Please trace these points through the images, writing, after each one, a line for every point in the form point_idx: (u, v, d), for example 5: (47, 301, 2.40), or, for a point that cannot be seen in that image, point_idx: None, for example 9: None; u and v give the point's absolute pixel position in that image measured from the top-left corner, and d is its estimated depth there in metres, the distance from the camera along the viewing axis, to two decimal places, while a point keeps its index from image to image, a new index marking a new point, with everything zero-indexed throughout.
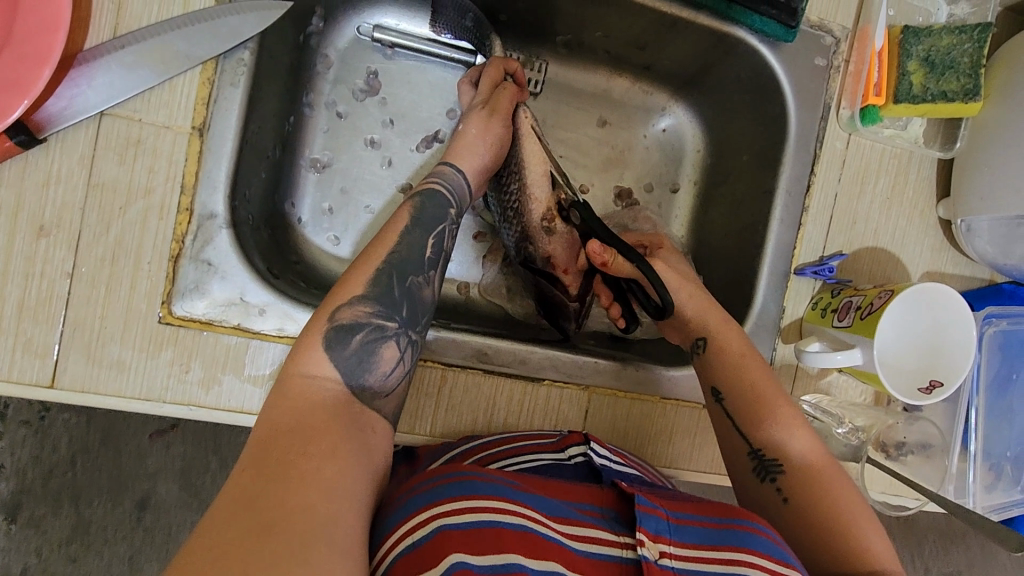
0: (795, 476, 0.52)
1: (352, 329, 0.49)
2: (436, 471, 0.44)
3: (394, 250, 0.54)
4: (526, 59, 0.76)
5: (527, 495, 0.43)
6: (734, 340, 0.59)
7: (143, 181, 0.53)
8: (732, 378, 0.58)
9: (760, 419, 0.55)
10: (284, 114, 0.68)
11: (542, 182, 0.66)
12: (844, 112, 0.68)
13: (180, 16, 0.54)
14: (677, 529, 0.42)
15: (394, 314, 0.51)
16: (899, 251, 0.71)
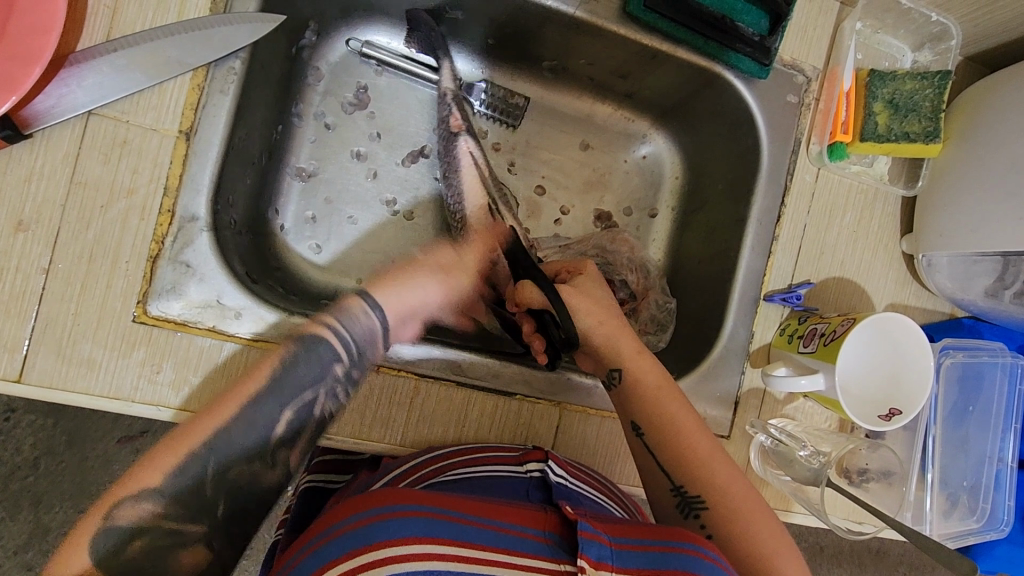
0: (716, 511, 0.55)
1: (294, 359, 0.52)
2: (360, 509, 0.45)
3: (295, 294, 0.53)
4: (510, 91, 0.79)
5: (456, 527, 0.43)
6: (649, 373, 0.59)
7: (126, 181, 0.54)
8: (651, 414, 0.58)
9: (681, 456, 0.57)
10: (272, 124, 0.69)
11: (479, 216, 0.69)
12: (813, 147, 0.71)
13: (173, 24, 0.55)
14: (618, 554, 0.43)
15: (340, 354, 0.53)
16: (864, 282, 0.74)
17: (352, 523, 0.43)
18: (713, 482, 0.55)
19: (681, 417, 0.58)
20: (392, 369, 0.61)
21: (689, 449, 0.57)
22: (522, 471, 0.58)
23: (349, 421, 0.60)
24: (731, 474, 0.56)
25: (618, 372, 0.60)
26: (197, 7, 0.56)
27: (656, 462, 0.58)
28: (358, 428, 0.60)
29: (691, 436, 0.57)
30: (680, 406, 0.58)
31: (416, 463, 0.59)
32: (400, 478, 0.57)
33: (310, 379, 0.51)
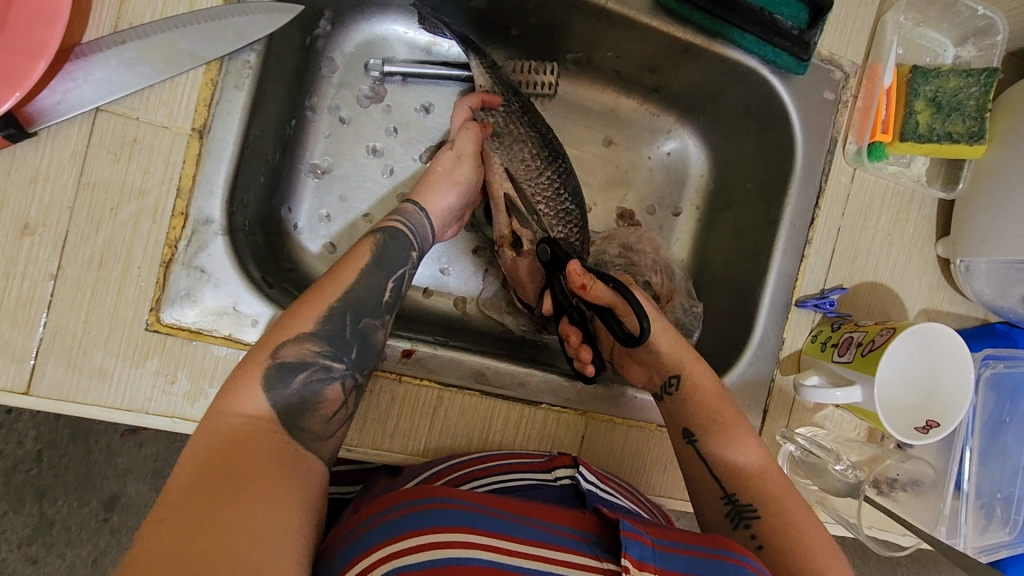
0: (768, 522, 0.52)
1: (296, 369, 0.48)
2: (407, 495, 0.46)
3: (351, 289, 0.54)
4: (537, 63, 0.73)
5: (499, 523, 0.44)
6: (706, 379, 0.60)
7: (137, 183, 0.51)
8: (703, 420, 0.58)
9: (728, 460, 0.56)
10: (286, 119, 0.66)
11: (500, 211, 0.68)
12: (850, 146, 0.69)
13: (185, 14, 0.51)
14: (663, 556, 0.42)
15: (343, 356, 0.51)
16: (897, 286, 0.72)
17: (398, 509, 0.44)
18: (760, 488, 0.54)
19: (730, 421, 0.58)
20: (414, 378, 0.59)
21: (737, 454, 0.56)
22: (552, 478, 0.57)
23: (370, 431, 0.58)
24: (778, 481, 0.55)
25: (674, 375, 0.60)
26: None
27: (706, 466, 0.56)
28: (379, 438, 0.58)
29: (740, 441, 0.57)
30: (733, 414, 0.58)
31: (441, 469, 0.56)
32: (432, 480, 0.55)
33: (401, 256, 0.58)
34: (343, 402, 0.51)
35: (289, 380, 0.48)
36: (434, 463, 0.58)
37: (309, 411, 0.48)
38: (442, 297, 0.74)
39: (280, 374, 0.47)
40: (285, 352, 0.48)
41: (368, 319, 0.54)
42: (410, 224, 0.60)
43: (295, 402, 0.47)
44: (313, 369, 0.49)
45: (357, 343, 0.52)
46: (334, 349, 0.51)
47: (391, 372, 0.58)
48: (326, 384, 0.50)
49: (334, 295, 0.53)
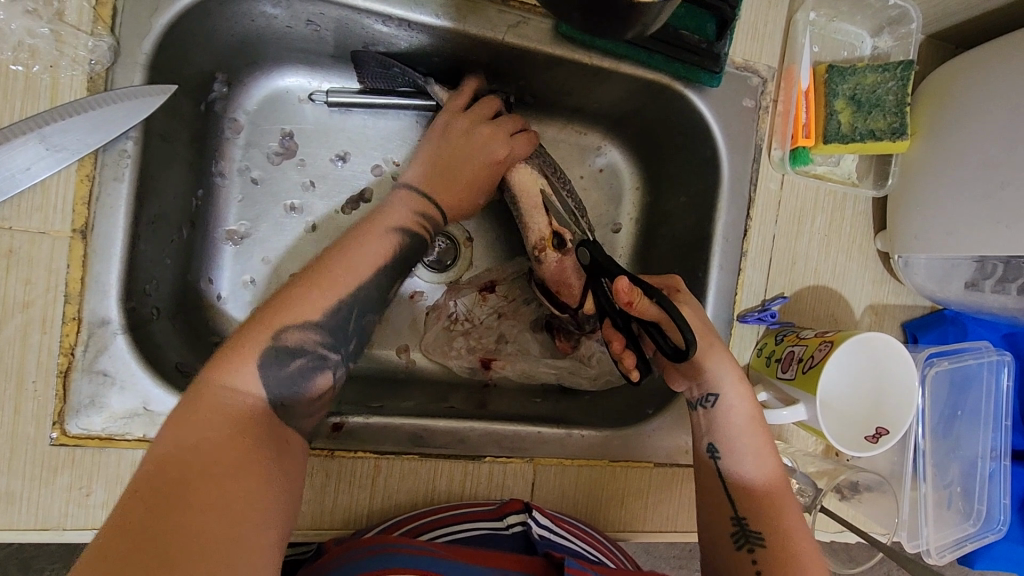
0: (774, 550, 0.51)
1: (293, 355, 0.48)
2: (368, 541, 0.50)
3: (361, 285, 0.53)
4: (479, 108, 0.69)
5: (446, 564, 0.47)
6: (745, 401, 0.57)
7: (20, 294, 0.48)
8: (729, 439, 0.56)
9: (746, 486, 0.54)
10: (190, 192, 0.63)
11: (538, 214, 0.66)
12: (775, 153, 0.67)
13: (47, 112, 0.48)
14: None
15: (338, 347, 0.51)
16: (841, 286, 0.70)
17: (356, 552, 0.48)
18: (771, 519, 0.52)
19: (757, 445, 0.56)
20: (348, 452, 0.57)
21: (760, 482, 0.54)
22: (504, 527, 0.56)
23: (307, 511, 0.56)
24: (791, 512, 0.53)
25: (713, 388, 0.57)
26: (73, 88, 0.50)
27: (723, 488, 0.55)
28: (318, 517, 0.56)
29: (766, 467, 0.55)
30: (765, 439, 0.56)
31: (386, 527, 0.55)
32: (390, 529, 0.55)
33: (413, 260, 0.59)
34: (332, 386, 0.51)
35: (286, 364, 0.47)
36: (381, 526, 0.56)
37: (300, 399, 0.48)
38: (383, 348, 0.74)
39: (278, 357, 0.47)
40: (286, 337, 0.48)
41: (369, 315, 0.54)
42: (426, 218, 0.61)
43: (288, 387, 0.47)
44: (308, 357, 0.49)
45: (356, 335, 0.53)
46: (334, 341, 0.51)
47: (322, 449, 0.56)
48: (319, 373, 0.49)
49: (347, 289, 0.52)
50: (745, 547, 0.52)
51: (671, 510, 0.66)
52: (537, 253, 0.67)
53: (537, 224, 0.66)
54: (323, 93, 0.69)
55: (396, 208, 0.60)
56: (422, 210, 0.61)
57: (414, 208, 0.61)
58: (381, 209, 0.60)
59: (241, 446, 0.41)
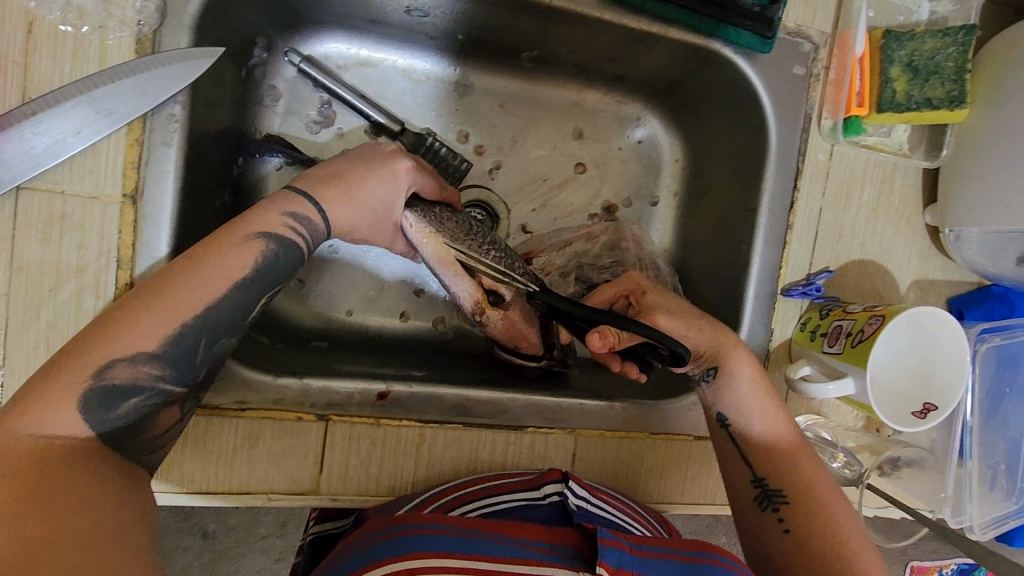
0: (800, 509, 0.51)
1: (126, 394, 0.40)
2: (389, 522, 0.48)
3: (214, 304, 0.43)
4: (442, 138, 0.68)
5: (475, 542, 0.45)
6: (748, 365, 0.55)
7: (73, 260, 0.48)
8: (737, 404, 0.55)
9: (762, 448, 0.54)
10: (231, 159, 0.62)
11: (462, 278, 0.60)
12: (825, 122, 0.65)
13: (97, 74, 0.48)
14: (640, 561, 0.43)
15: (184, 380, 0.43)
16: (887, 261, 0.69)
17: (381, 535, 0.46)
18: (792, 476, 0.52)
19: (766, 406, 0.55)
20: (393, 420, 0.57)
21: (775, 443, 0.54)
22: (540, 496, 0.55)
23: (353, 478, 0.57)
24: (812, 466, 0.53)
25: (717, 361, 0.55)
26: (121, 50, 0.49)
27: (739, 453, 0.55)
28: (364, 484, 0.57)
29: (778, 426, 0.54)
30: (772, 399, 0.55)
31: (433, 494, 0.55)
32: (424, 504, 0.54)
33: (289, 271, 0.48)
34: (180, 418, 0.44)
35: (115, 407, 0.39)
36: (422, 492, 0.56)
37: (139, 436, 0.41)
38: (419, 320, 0.74)
39: (102, 400, 0.39)
40: (113, 373, 0.39)
41: (223, 340, 0.45)
42: (304, 226, 0.49)
43: (122, 428, 0.40)
44: (145, 395, 0.41)
45: (206, 367, 0.44)
46: (178, 371, 0.42)
47: (368, 417, 0.57)
48: (162, 409, 0.42)
49: (195, 308, 0.42)
50: (768, 507, 0.52)
51: (710, 481, 0.65)
52: (478, 317, 0.62)
53: (465, 289, 0.61)
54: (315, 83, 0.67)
55: (264, 209, 0.48)
56: (289, 209, 0.49)
57: (287, 210, 0.49)
58: (246, 212, 0.48)
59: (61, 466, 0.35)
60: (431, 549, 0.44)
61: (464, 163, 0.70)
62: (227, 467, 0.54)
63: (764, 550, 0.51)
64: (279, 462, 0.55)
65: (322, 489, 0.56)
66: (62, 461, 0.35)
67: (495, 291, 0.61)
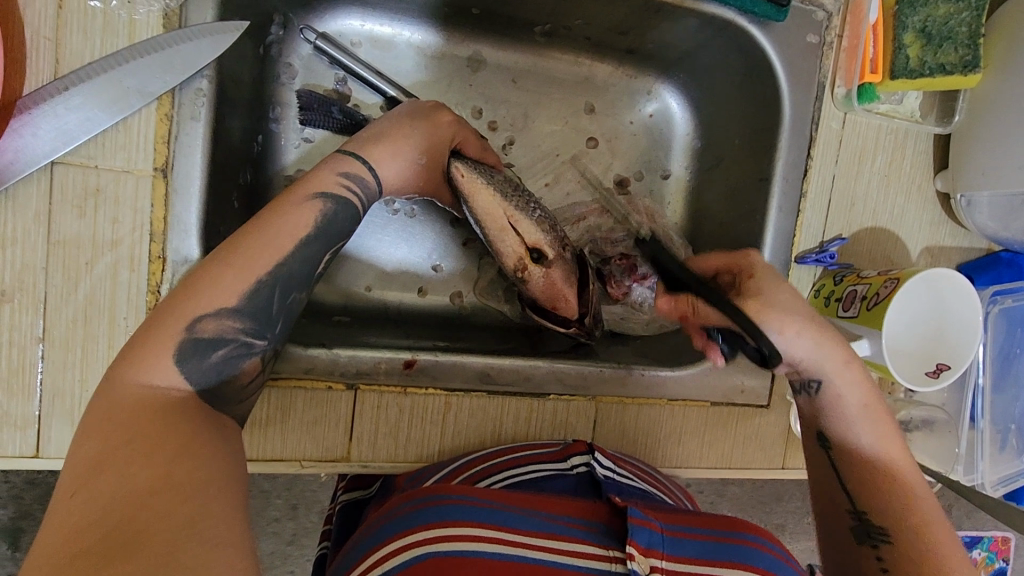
0: (908, 548, 0.45)
1: (214, 345, 0.44)
2: (417, 491, 0.45)
3: (282, 262, 0.48)
4: None
5: (511, 515, 0.43)
6: (857, 386, 0.51)
7: (108, 234, 0.49)
8: (843, 427, 0.51)
9: (868, 475, 0.49)
10: (252, 135, 0.63)
11: (506, 235, 0.63)
12: (838, 90, 0.66)
13: (126, 49, 0.48)
14: (671, 542, 0.42)
15: (264, 332, 0.47)
16: (898, 228, 0.70)
17: (413, 503, 0.43)
18: (902, 512, 0.47)
19: (877, 429, 0.50)
20: (420, 389, 0.59)
21: (889, 473, 0.49)
22: (568, 467, 0.55)
23: (383, 446, 0.58)
24: (928, 508, 0.47)
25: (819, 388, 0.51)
26: (148, 25, 0.49)
27: (839, 479, 0.50)
28: (393, 451, 0.59)
29: (893, 456, 0.49)
30: (887, 423, 0.51)
31: (465, 461, 0.56)
32: (450, 476, 0.54)
33: (347, 226, 0.53)
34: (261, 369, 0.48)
35: (206, 356, 0.44)
36: (450, 461, 0.58)
37: (230, 385, 0.45)
38: (437, 294, 0.75)
39: (196, 350, 0.43)
40: (201, 326, 0.44)
41: (295, 293, 0.50)
42: (356, 186, 0.54)
43: (214, 378, 0.44)
44: (232, 346, 0.45)
45: (284, 317, 0.49)
46: (256, 324, 0.47)
47: (395, 386, 0.58)
48: (245, 360, 0.47)
49: (265, 262, 0.47)
50: (875, 548, 0.47)
51: (726, 447, 0.66)
52: (521, 274, 0.65)
53: (507, 242, 0.63)
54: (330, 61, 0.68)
55: (317, 170, 0.53)
56: (347, 169, 0.54)
57: (341, 171, 0.53)
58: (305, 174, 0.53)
59: (153, 431, 0.37)
60: (466, 518, 0.41)
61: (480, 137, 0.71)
62: (261, 437, 0.55)
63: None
64: (310, 431, 0.56)
65: (353, 457, 0.57)
66: (139, 425, 0.37)
67: (536, 249, 0.63)
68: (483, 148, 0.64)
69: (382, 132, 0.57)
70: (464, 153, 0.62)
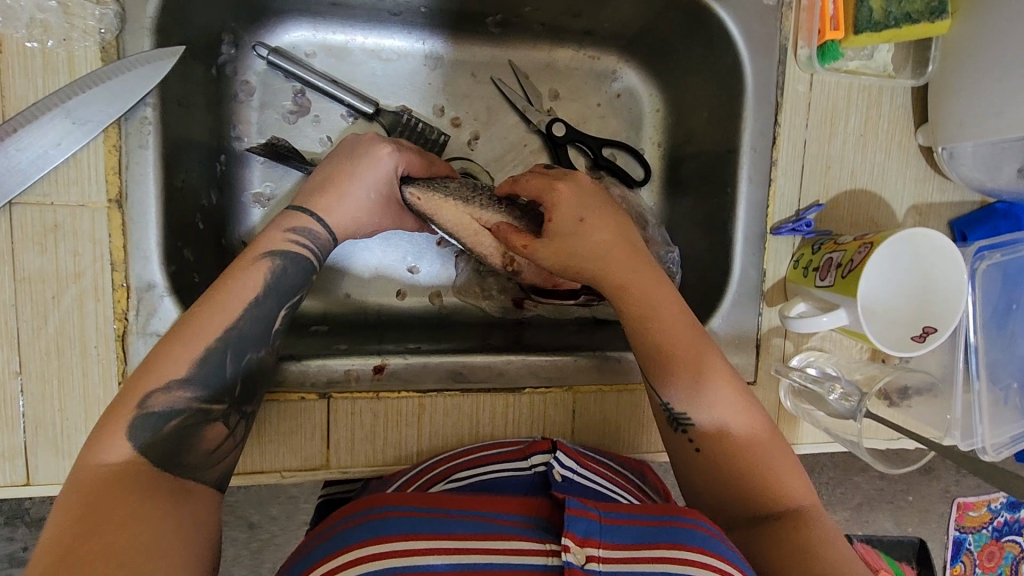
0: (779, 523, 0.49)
1: (166, 418, 0.46)
2: (356, 506, 0.46)
3: (235, 325, 0.50)
4: (429, 125, 0.70)
5: (448, 522, 0.44)
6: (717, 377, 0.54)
7: (70, 266, 0.51)
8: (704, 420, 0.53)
9: (733, 464, 0.52)
10: (213, 157, 0.64)
11: (483, 239, 0.63)
12: (801, 52, 0.64)
13: (68, 85, 0.50)
14: (607, 530, 0.43)
15: (223, 394, 0.49)
16: (881, 188, 0.67)
17: (352, 520, 0.45)
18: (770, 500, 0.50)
19: (745, 419, 0.53)
20: (393, 392, 0.59)
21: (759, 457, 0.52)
22: (528, 467, 0.54)
23: (361, 450, 0.59)
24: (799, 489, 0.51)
25: (674, 383, 0.54)
26: (87, 60, 0.51)
27: (713, 476, 0.53)
28: (371, 454, 0.59)
29: (759, 442, 0.53)
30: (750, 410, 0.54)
31: (441, 460, 0.56)
32: (405, 484, 0.55)
33: (302, 280, 0.55)
34: (228, 433, 0.49)
35: (159, 429, 0.46)
36: (429, 462, 0.58)
37: (192, 452, 0.47)
38: (416, 295, 0.75)
39: (146, 426, 0.45)
40: (153, 401, 0.46)
41: (251, 353, 0.51)
42: (306, 240, 0.56)
43: (171, 449, 0.46)
44: (185, 415, 0.47)
45: (240, 381, 0.51)
46: (210, 390, 0.49)
47: (368, 391, 0.59)
48: (204, 428, 0.48)
49: (218, 329, 0.49)
50: (762, 540, 0.49)
51: None
52: (510, 268, 0.65)
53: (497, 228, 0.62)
54: (285, 74, 0.68)
55: (267, 232, 0.55)
56: (293, 224, 0.56)
57: (287, 227, 0.55)
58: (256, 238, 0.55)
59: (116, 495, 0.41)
60: (403, 532, 0.42)
61: (442, 135, 0.70)
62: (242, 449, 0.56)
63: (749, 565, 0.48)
64: (288, 442, 0.57)
65: (332, 463, 0.58)
66: (106, 495, 0.41)
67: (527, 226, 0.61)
68: (428, 162, 0.62)
69: (327, 171, 0.59)
70: (415, 175, 0.61)
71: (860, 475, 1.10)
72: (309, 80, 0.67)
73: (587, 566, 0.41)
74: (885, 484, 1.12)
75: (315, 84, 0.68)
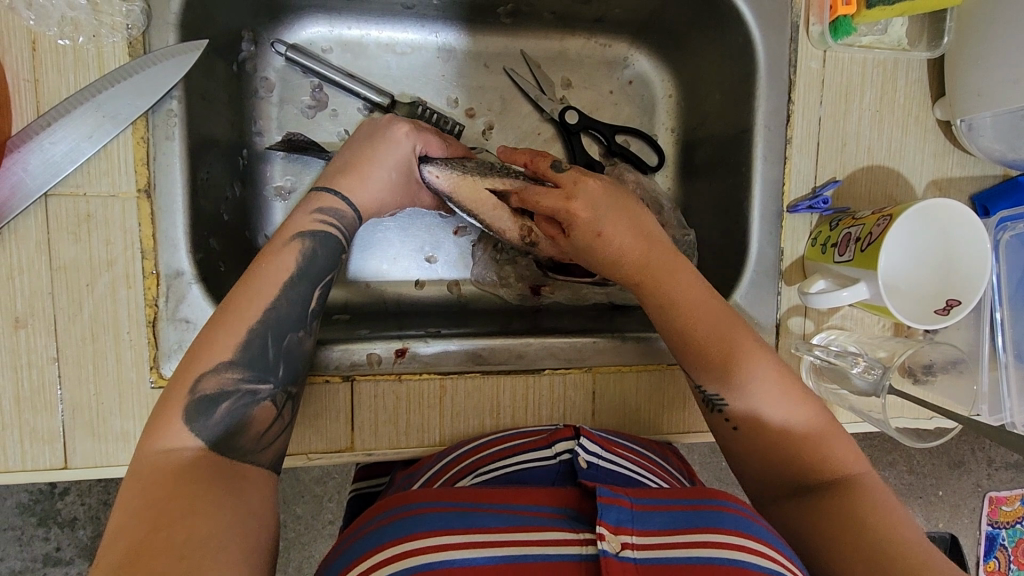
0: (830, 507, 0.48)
1: (217, 400, 0.47)
2: (385, 505, 0.47)
3: (271, 307, 0.51)
4: (444, 116, 0.71)
5: (479, 515, 0.44)
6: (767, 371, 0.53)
7: (103, 254, 0.53)
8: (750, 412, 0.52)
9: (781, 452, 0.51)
10: (235, 151, 0.66)
11: (501, 215, 0.63)
12: (813, 28, 0.64)
13: (98, 80, 0.52)
14: (639, 517, 0.43)
15: (268, 376, 0.50)
16: (898, 164, 0.66)
17: (385, 519, 0.45)
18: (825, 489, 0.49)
19: (798, 412, 0.52)
20: (414, 374, 0.60)
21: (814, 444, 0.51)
22: (553, 454, 0.54)
23: (384, 432, 0.60)
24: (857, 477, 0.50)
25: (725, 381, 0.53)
26: (115, 55, 0.53)
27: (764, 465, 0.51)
28: (394, 437, 0.60)
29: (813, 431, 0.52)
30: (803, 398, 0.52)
31: (472, 447, 0.57)
32: (432, 480, 0.55)
33: (331, 262, 0.56)
34: (276, 415, 0.50)
35: (211, 413, 0.47)
36: (453, 447, 0.59)
37: (242, 434, 0.48)
38: (435, 283, 0.76)
39: (201, 408, 0.47)
40: (204, 384, 0.48)
41: (290, 334, 0.52)
42: (330, 218, 0.56)
43: (222, 430, 0.47)
44: (236, 397, 0.48)
45: (283, 362, 0.51)
46: (257, 372, 0.50)
47: (390, 373, 0.60)
48: (253, 407, 0.49)
49: (257, 314, 0.50)
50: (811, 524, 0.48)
51: None
52: (528, 240, 0.65)
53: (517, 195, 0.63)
54: (303, 70, 0.69)
55: (295, 216, 0.56)
56: (320, 206, 0.57)
57: (314, 209, 0.56)
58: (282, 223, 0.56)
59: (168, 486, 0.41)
60: (435, 527, 0.42)
61: (457, 125, 0.71)
62: None
63: (795, 542, 0.48)
64: (314, 424, 0.59)
65: (357, 446, 0.59)
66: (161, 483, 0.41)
67: None
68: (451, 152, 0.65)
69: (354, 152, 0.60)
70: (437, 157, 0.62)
71: (889, 468, 1.08)
72: (325, 74, 0.69)
73: (621, 555, 0.41)
74: (913, 478, 1.10)
75: (331, 78, 0.69)
